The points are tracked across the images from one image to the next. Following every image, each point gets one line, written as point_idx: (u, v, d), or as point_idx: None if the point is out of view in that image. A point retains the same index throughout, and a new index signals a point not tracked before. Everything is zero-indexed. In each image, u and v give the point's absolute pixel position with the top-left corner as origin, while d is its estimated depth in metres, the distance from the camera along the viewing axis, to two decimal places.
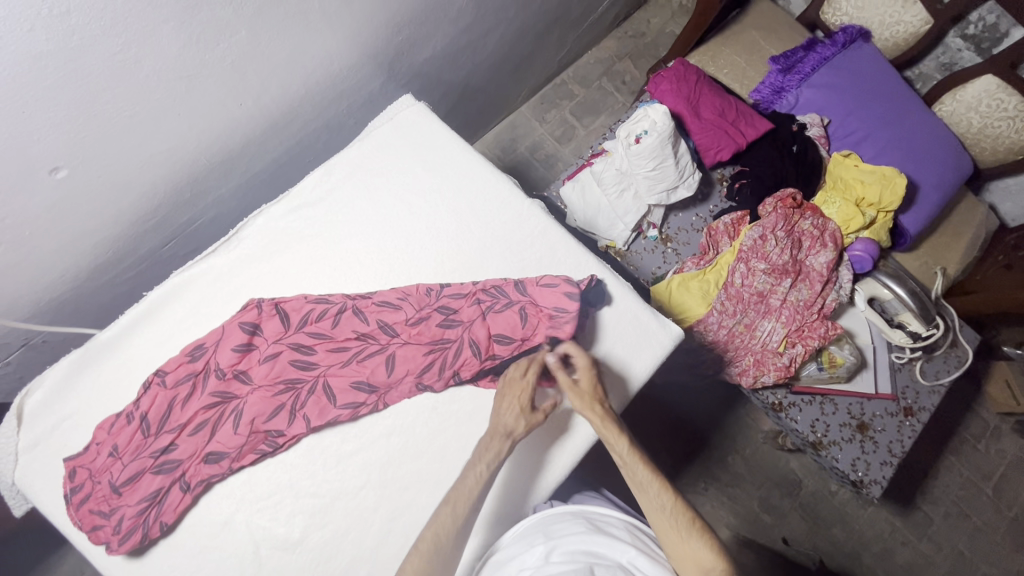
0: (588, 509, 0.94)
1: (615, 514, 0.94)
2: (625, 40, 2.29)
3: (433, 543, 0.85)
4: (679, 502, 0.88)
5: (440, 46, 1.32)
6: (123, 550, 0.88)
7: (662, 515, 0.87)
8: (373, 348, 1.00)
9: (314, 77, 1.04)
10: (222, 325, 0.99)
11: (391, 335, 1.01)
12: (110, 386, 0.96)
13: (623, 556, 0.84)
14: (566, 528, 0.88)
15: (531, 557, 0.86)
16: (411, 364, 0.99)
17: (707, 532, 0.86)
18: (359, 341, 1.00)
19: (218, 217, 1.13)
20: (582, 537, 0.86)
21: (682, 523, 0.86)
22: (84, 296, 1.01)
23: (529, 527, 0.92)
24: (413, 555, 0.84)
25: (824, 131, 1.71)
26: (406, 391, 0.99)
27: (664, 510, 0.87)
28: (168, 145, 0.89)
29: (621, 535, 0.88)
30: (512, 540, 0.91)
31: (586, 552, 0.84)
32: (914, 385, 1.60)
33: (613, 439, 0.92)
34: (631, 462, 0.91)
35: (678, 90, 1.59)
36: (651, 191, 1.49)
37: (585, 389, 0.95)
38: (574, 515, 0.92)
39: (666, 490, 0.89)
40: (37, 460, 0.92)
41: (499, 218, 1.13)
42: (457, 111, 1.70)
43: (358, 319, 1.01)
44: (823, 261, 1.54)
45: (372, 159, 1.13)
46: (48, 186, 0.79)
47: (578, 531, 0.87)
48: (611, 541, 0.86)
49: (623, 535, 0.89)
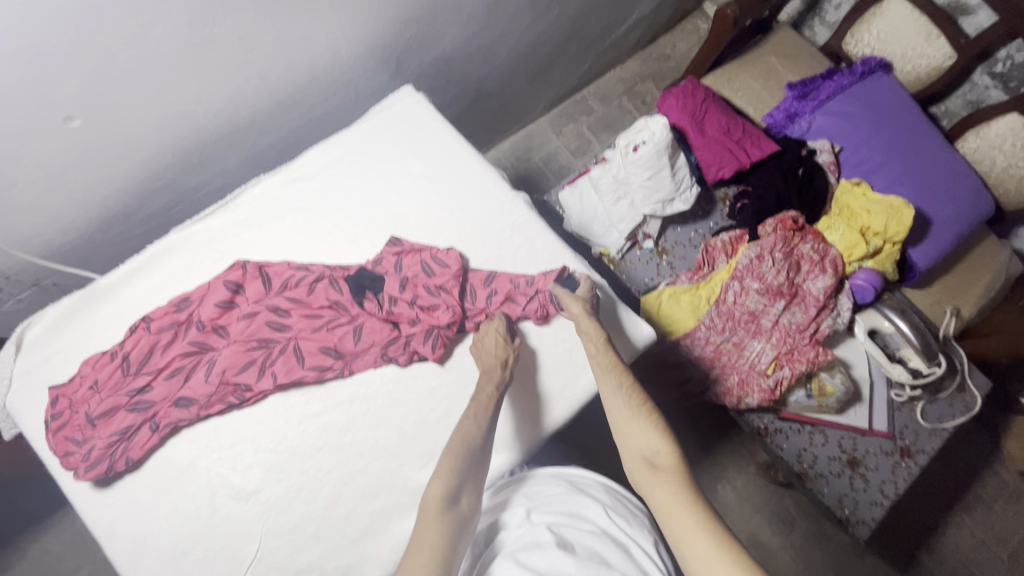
0: (569, 470, 0.97)
1: (594, 478, 0.96)
2: (650, 62, 2.33)
3: (462, 443, 0.86)
4: (636, 388, 0.91)
5: (451, 46, 1.39)
6: (88, 477, 0.93)
7: (617, 397, 0.90)
8: (343, 319, 1.05)
9: (321, 61, 1.12)
10: (210, 281, 1.06)
11: (362, 307, 1.06)
12: (102, 327, 1.04)
13: (603, 516, 0.85)
14: (547, 491, 0.92)
15: (514, 517, 0.88)
16: (377, 339, 1.04)
17: (658, 419, 0.86)
18: (333, 310, 1.06)
19: (225, 187, 1.22)
20: (564, 498, 0.89)
21: (633, 404, 0.88)
22: (93, 245, 1.10)
23: (516, 491, 0.96)
24: (446, 457, 0.84)
25: (834, 158, 1.69)
26: (370, 360, 1.03)
27: (621, 393, 0.90)
28: (177, 109, 0.98)
29: (601, 497, 0.90)
30: (504, 505, 0.94)
31: (565, 509, 0.86)
32: (913, 426, 1.52)
33: (588, 333, 1.00)
34: (601, 352, 0.97)
35: (684, 105, 1.62)
36: (646, 201, 1.51)
37: (580, 295, 1.04)
38: (555, 478, 0.96)
39: (626, 376, 0.93)
40: (27, 388, 1.00)
41: (483, 207, 1.17)
42: (470, 114, 1.77)
43: (334, 289, 1.06)
44: (821, 286, 1.50)
45: (369, 144, 1.20)
46: (64, 132, 0.88)
47: (559, 493, 0.90)
48: (590, 503, 0.88)
49: (602, 497, 0.91)
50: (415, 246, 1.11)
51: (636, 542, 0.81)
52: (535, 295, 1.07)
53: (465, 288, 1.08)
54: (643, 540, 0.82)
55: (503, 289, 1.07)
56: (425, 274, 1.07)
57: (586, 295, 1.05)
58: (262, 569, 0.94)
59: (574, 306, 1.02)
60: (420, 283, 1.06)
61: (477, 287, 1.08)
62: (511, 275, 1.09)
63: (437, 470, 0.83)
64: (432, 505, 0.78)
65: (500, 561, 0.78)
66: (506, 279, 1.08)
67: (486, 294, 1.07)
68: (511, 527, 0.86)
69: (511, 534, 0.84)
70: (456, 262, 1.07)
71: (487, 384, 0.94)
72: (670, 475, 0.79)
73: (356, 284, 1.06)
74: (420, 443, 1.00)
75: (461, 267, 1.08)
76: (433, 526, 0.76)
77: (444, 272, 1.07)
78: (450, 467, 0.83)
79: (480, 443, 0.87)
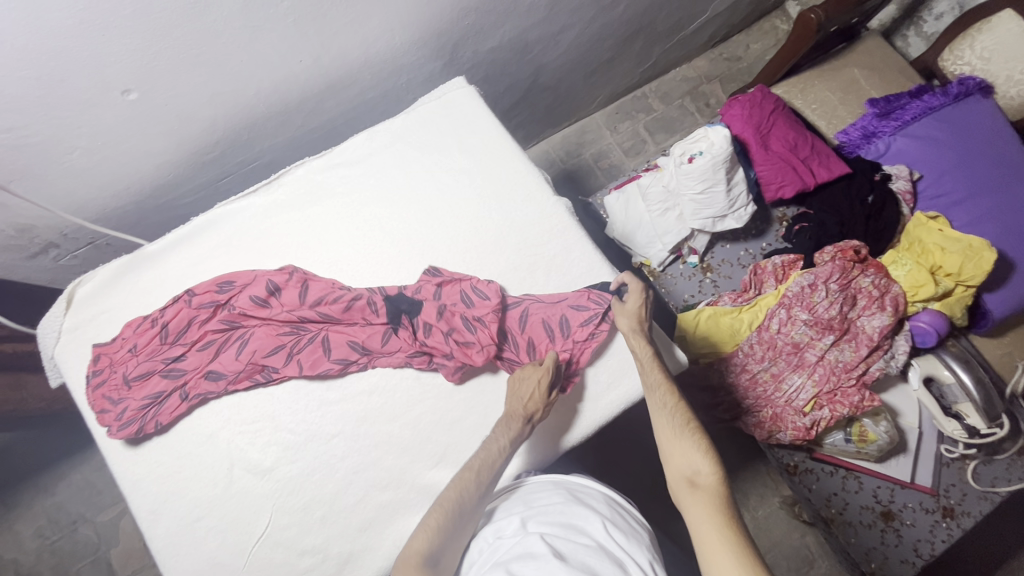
0: (570, 479, 0.93)
1: (597, 489, 0.92)
2: (718, 62, 2.20)
3: (457, 496, 0.84)
4: (682, 405, 0.88)
5: (508, 36, 1.34)
6: (120, 435, 0.98)
7: (662, 415, 0.88)
8: (375, 325, 1.03)
9: (375, 47, 1.10)
10: (256, 272, 1.06)
11: (398, 334, 1.02)
12: (145, 293, 1.08)
13: (600, 529, 0.81)
14: (545, 499, 0.88)
15: (509, 525, 0.85)
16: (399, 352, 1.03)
17: (704, 437, 0.84)
18: (367, 325, 1.04)
19: (271, 164, 1.24)
20: (561, 508, 0.85)
21: (676, 423, 0.86)
22: (145, 211, 1.14)
23: (510, 499, 0.93)
24: (434, 512, 0.83)
25: (911, 187, 1.54)
26: (393, 360, 1.02)
27: (665, 410, 0.88)
28: (231, 88, 0.99)
29: (600, 508, 0.86)
30: (498, 509, 0.91)
31: (561, 522, 0.82)
32: (962, 486, 1.39)
33: (636, 347, 0.98)
34: (648, 366, 0.95)
35: (749, 116, 1.52)
36: (695, 215, 1.44)
37: (630, 308, 1.01)
38: (555, 487, 0.91)
39: (670, 394, 0.90)
40: (75, 341, 1.06)
41: (522, 210, 1.14)
42: (521, 106, 1.73)
43: (372, 310, 1.03)
44: (877, 325, 1.40)
45: (415, 134, 1.18)
46: (121, 103, 0.90)
47: (557, 502, 0.86)
48: (588, 513, 0.84)
49: (602, 508, 0.87)
50: (455, 276, 1.07)
51: (632, 559, 0.77)
52: (575, 347, 1.02)
53: (504, 330, 1.04)
54: (640, 557, 0.78)
55: (539, 339, 1.03)
56: (464, 304, 1.03)
57: (636, 307, 1.01)
58: (269, 545, 0.97)
59: (622, 320, 1.00)
60: (458, 312, 1.03)
61: (514, 329, 1.04)
62: (545, 316, 1.03)
63: (423, 525, 0.82)
64: (412, 563, 0.78)
65: (491, 571, 0.75)
66: (541, 324, 1.03)
67: (523, 341, 1.03)
68: (505, 535, 0.83)
69: (505, 544, 0.81)
70: (496, 296, 1.02)
71: (500, 438, 0.90)
72: (706, 496, 0.78)
73: (393, 309, 1.02)
74: (432, 443, 1.00)
75: (501, 301, 1.03)
76: None
77: (481, 303, 1.02)
78: (438, 525, 0.81)
79: (476, 500, 0.85)
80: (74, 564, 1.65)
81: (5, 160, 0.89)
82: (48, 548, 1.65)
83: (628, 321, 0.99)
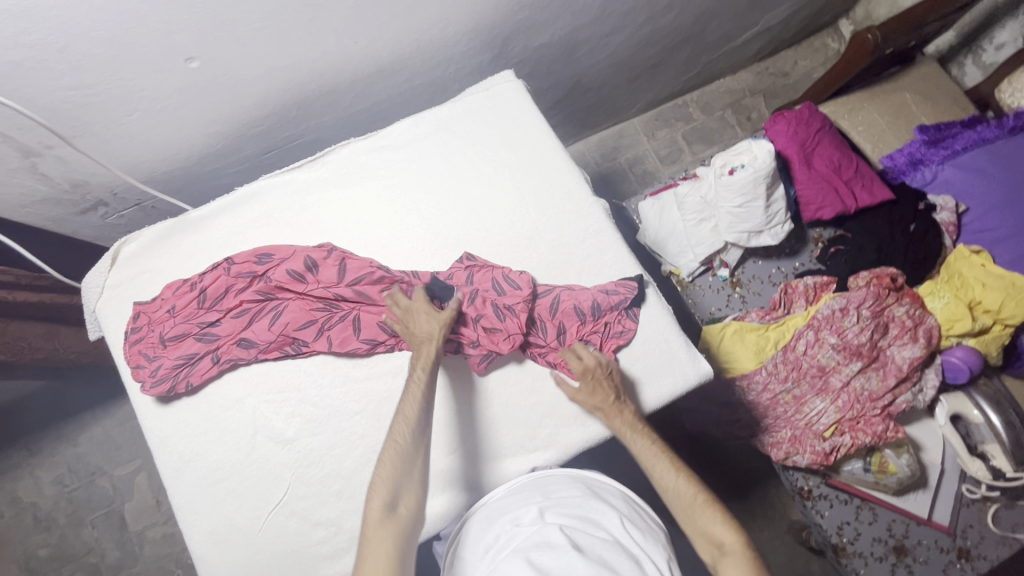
0: (588, 474, 0.93)
1: (614, 486, 0.92)
2: (764, 77, 2.17)
3: (398, 447, 0.84)
4: (689, 476, 0.89)
5: (558, 34, 1.34)
6: (152, 391, 1.01)
7: (671, 495, 0.88)
8: None
9: (428, 34, 1.11)
10: (295, 248, 1.08)
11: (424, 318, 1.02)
12: (185, 257, 1.11)
13: (617, 525, 0.81)
14: (564, 491, 0.88)
15: (526, 513, 0.85)
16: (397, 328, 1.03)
17: (715, 507, 0.85)
18: None
19: (316, 141, 1.26)
20: (579, 502, 0.85)
21: (689, 501, 0.86)
22: (191, 177, 1.17)
23: (528, 486, 0.93)
24: (383, 463, 0.83)
25: (955, 219, 1.50)
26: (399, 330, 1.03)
27: (672, 489, 0.88)
28: (287, 63, 1.01)
29: (617, 505, 0.86)
30: (513, 497, 0.91)
31: (579, 515, 0.82)
32: (980, 528, 1.36)
33: (618, 424, 0.96)
34: (638, 439, 0.94)
35: (794, 133, 1.50)
36: (730, 228, 1.43)
37: (587, 391, 0.99)
38: (572, 480, 0.92)
39: (671, 467, 0.90)
40: (116, 298, 1.10)
41: (560, 207, 1.14)
42: (562, 106, 1.73)
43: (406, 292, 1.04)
44: (907, 356, 1.37)
45: (460, 123, 1.19)
46: (183, 70, 0.93)
47: (575, 496, 0.87)
48: (605, 509, 0.84)
49: (619, 505, 0.87)
50: (488, 263, 1.08)
51: (648, 557, 0.77)
52: (604, 331, 1.06)
53: (532, 317, 1.05)
54: (657, 556, 0.78)
55: (570, 323, 1.05)
56: (495, 292, 1.05)
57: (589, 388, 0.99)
58: (284, 513, 0.99)
59: (588, 403, 0.98)
60: (490, 299, 1.04)
61: (544, 318, 1.05)
62: (575, 301, 1.05)
63: (375, 482, 0.82)
64: (375, 520, 0.78)
65: (510, 559, 0.75)
66: (572, 309, 1.05)
67: (553, 327, 1.05)
68: (522, 523, 0.83)
69: (522, 532, 0.81)
70: (527, 286, 1.05)
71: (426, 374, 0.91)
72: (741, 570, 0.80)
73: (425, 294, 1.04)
74: (452, 431, 1.03)
75: (532, 292, 1.05)
76: (379, 539, 0.77)
77: (511, 291, 1.05)
78: (388, 476, 0.82)
79: (417, 439, 0.85)
80: (89, 513, 1.70)
81: (68, 116, 0.92)
82: (65, 496, 1.71)
83: (598, 402, 0.97)
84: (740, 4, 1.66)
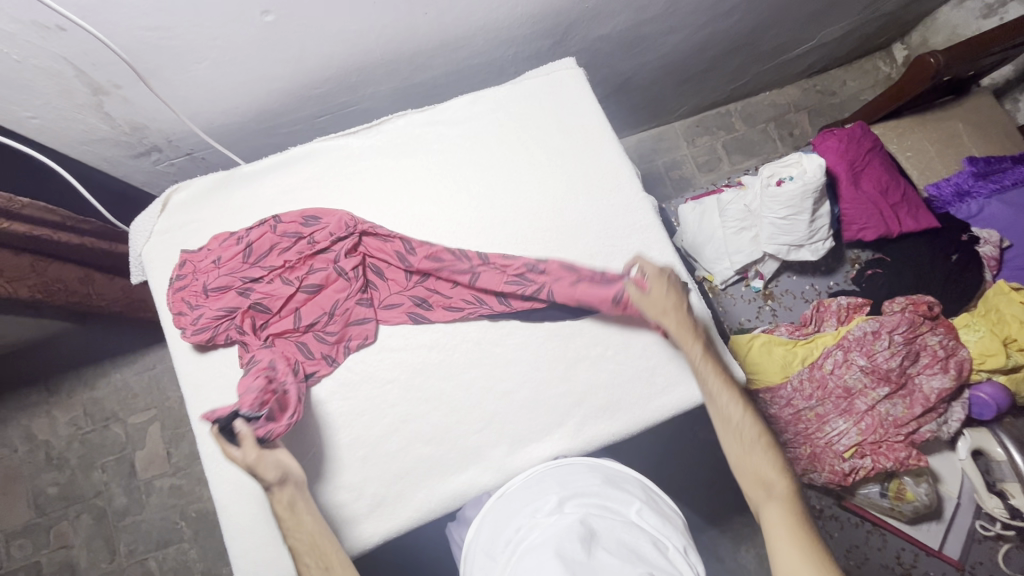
0: (607, 463, 0.93)
1: (631, 475, 0.92)
2: (811, 93, 2.15)
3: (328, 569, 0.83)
4: (755, 416, 0.95)
5: (620, 26, 1.33)
6: (193, 339, 1.01)
7: (730, 427, 0.94)
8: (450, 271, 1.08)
9: (496, 13, 1.11)
10: (343, 213, 1.09)
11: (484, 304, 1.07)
12: (233, 210, 1.12)
13: (636, 513, 0.81)
14: (582, 481, 0.88)
15: (547, 503, 0.85)
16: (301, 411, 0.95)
17: (772, 450, 0.92)
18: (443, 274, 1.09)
19: (369, 110, 1.27)
20: (598, 490, 0.85)
21: (751, 434, 0.93)
22: (245, 132, 1.18)
23: (545, 476, 0.93)
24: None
25: (998, 254, 1.48)
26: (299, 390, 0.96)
27: (734, 420, 0.95)
28: (357, 28, 1.01)
29: (636, 493, 0.86)
30: (529, 490, 0.91)
31: (597, 504, 0.82)
32: (990, 565, 1.35)
33: (687, 344, 1.00)
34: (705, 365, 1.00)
35: (844, 151, 1.48)
36: (771, 240, 1.42)
37: (659, 299, 1.02)
38: (591, 469, 0.91)
39: (738, 402, 0.96)
40: (162, 244, 1.11)
41: (609, 200, 1.14)
42: (610, 102, 1.73)
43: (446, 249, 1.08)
44: (935, 386, 1.35)
45: (517, 105, 1.18)
46: (258, 23, 0.93)
47: (594, 484, 0.87)
48: (624, 498, 0.84)
49: (637, 493, 0.87)
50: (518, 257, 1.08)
51: (669, 541, 0.77)
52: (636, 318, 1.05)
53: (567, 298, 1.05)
54: (676, 541, 0.78)
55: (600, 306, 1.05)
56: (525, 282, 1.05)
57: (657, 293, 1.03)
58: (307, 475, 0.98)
59: (654, 312, 1.02)
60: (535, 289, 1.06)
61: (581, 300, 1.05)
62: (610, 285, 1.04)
63: None
64: None
65: (538, 548, 0.75)
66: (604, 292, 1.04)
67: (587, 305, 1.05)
68: (543, 512, 0.83)
69: (543, 520, 0.81)
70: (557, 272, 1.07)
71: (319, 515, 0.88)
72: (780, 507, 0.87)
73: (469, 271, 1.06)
74: (478, 410, 1.03)
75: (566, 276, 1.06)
76: None
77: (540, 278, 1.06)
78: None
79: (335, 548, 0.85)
80: (100, 457, 1.72)
81: (142, 57, 0.92)
82: (79, 437, 1.73)
83: (664, 312, 1.02)
84: (800, 17, 1.64)
